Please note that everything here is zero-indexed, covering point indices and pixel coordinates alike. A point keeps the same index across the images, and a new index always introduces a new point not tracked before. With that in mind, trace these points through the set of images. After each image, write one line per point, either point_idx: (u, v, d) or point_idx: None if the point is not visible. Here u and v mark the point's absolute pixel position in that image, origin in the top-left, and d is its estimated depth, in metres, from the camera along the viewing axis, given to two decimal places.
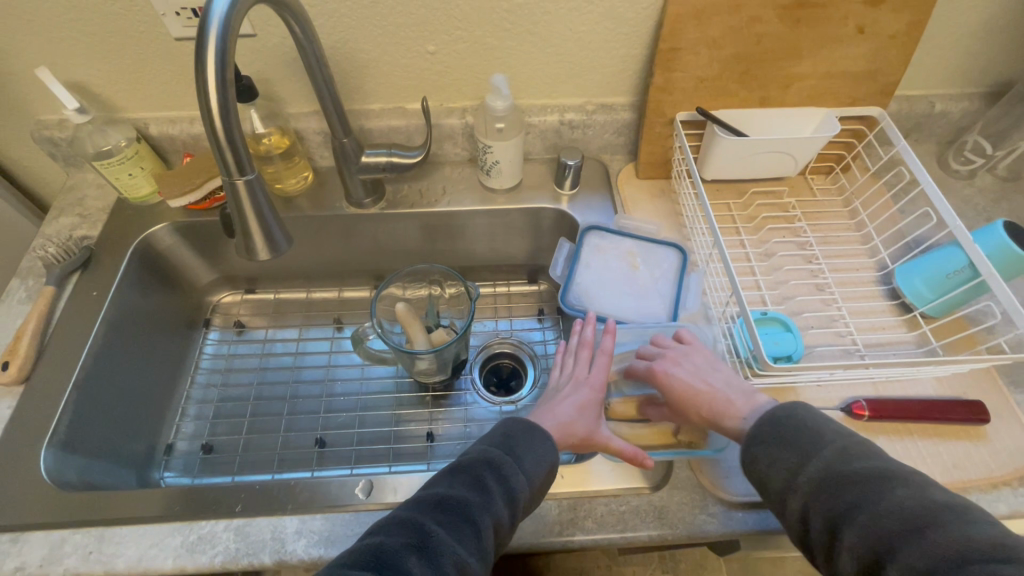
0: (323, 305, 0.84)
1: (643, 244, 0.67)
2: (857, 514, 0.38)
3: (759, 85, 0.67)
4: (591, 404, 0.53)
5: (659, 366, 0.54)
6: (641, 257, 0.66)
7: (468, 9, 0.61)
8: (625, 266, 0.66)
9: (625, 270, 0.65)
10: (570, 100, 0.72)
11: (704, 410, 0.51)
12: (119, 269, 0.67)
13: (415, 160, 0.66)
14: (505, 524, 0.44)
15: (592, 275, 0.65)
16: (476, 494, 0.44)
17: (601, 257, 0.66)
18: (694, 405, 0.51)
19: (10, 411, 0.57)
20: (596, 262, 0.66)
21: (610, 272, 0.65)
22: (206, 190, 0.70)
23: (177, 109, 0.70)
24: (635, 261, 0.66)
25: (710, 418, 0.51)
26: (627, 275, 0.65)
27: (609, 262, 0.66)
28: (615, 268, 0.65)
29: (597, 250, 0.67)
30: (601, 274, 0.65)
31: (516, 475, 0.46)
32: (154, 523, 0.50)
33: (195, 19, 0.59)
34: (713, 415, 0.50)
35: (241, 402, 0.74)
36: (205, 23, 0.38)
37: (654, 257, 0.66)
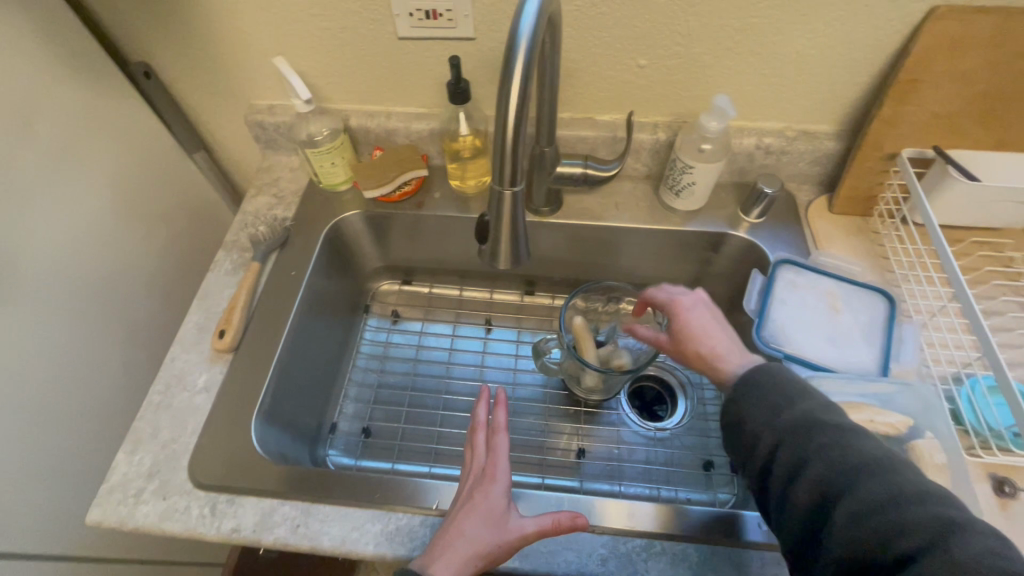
0: (473, 304, 0.85)
1: (844, 286, 0.63)
2: (891, 535, 0.33)
3: (1003, 126, 0.60)
4: (492, 504, 0.48)
5: (688, 300, 0.56)
6: (843, 300, 0.62)
7: (696, 25, 0.59)
8: (823, 308, 0.62)
9: (824, 313, 0.62)
10: (771, 124, 0.68)
11: (708, 352, 0.51)
12: (312, 251, 0.71)
13: (610, 173, 0.67)
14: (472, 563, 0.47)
15: (788, 313, 0.62)
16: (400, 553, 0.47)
17: (797, 295, 0.63)
18: (699, 343, 0.52)
19: (223, 377, 0.61)
20: (792, 300, 0.63)
21: (809, 313, 0.62)
22: (397, 183, 0.72)
23: (377, 103, 0.72)
24: (834, 304, 0.62)
25: (704, 360, 0.52)
26: (827, 318, 0.61)
27: (806, 301, 0.62)
28: (814, 310, 0.62)
29: (790, 286, 0.64)
30: (798, 313, 0.62)
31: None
32: (355, 506, 0.53)
33: (425, 20, 0.61)
34: (711, 358, 0.51)
35: (398, 391, 0.76)
36: (515, 36, 0.38)
37: (859, 302, 0.62)
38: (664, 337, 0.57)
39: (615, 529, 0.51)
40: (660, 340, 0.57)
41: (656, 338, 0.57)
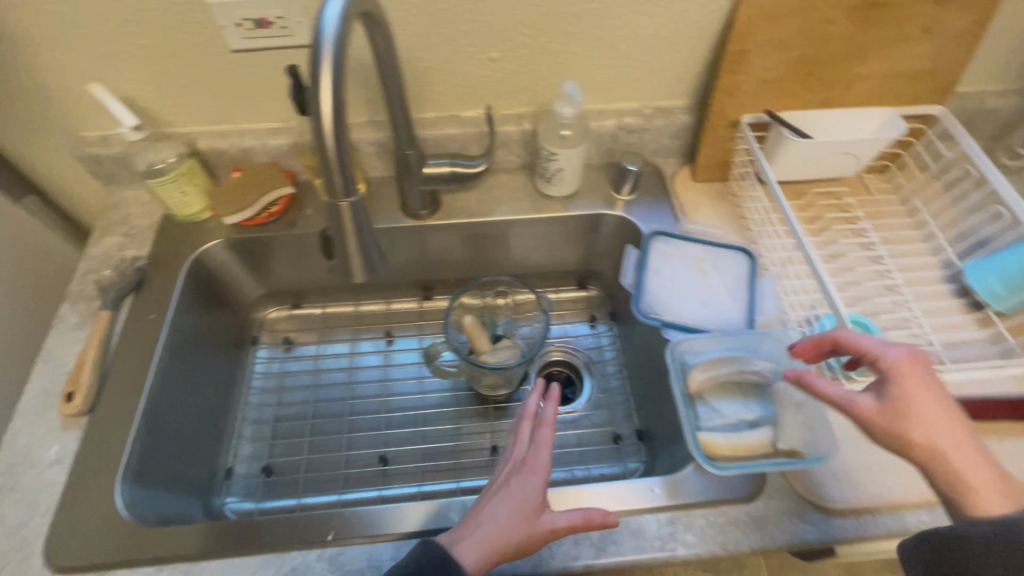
0: (371, 317, 0.82)
1: (710, 248, 0.67)
2: None
3: (823, 86, 0.66)
4: (528, 495, 0.47)
5: (909, 368, 0.44)
6: (711, 261, 0.66)
7: (537, 15, 0.59)
8: (694, 271, 0.66)
9: (696, 276, 0.65)
10: (628, 105, 0.71)
11: (943, 444, 0.41)
12: (172, 289, 0.65)
13: (478, 169, 0.66)
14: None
15: (664, 282, 0.65)
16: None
17: (670, 263, 0.66)
18: (930, 428, 0.41)
19: (77, 444, 0.55)
20: (666, 269, 0.66)
21: (682, 279, 0.65)
22: (261, 206, 0.68)
23: (225, 122, 0.67)
24: (704, 266, 0.66)
25: (939, 452, 0.41)
26: (698, 281, 0.65)
27: (679, 268, 0.66)
28: (686, 275, 0.65)
29: (663, 256, 0.67)
30: (673, 281, 0.65)
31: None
32: (240, 556, 0.49)
33: (256, 30, 0.57)
34: (946, 451, 0.41)
35: (298, 422, 0.72)
36: (319, 37, 0.36)
37: (724, 263, 0.66)
38: (868, 403, 0.43)
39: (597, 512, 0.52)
40: (862, 407, 0.43)
41: (852, 401, 0.44)
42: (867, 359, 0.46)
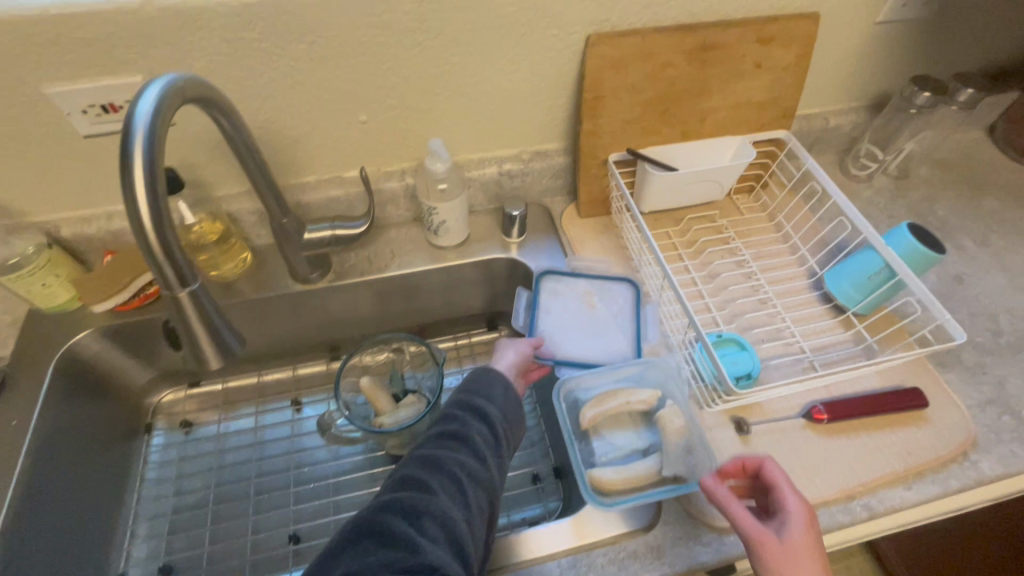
0: (277, 386, 0.79)
1: (595, 282, 0.70)
2: None
3: (678, 121, 0.71)
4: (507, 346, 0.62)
5: (811, 521, 0.45)
6: (597, 296, 0.69)
7: (396, 78, 0.61)
8: (581, 307, 0.68)
9: (582, 312, 0.68)
10: (506, 151, 0.74)
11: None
12: (38, 391, 0.61)
13: (360, 229, 0.66)
14: (487, 434, 0.51)
15: (553, 320, 0.67)
16: (453, 423, 0.51)
17: (558, 301, 0.69)
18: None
19: None
20: (555, 307, 0.68)
21: (569, 315, 0.67)
22: (134, 289, 0.65)
23: (89, 206, 0.65)
24: (589, 301, 0.69)
25: None
26: (585, 316, 0.67)
27: (566, 304, 0.68)
28: (574, 312, 0.68)
29: (552, 294, 0.69)
30: (561, 318, 0.67)
31: (495, 389, 0.55)
32: None
33: (105, 115, 0.56)
34: None
35: (199, 510, 0.68)
36: (129, 132, 0.36)
37: (609, 297, 0.69)
38: (772, 537, 0.44)
39: (523, 561, 0.51)
40: (766, 540, 0.44)
41: (757, 531, 0.44)
42: (774, 496, 0.47)
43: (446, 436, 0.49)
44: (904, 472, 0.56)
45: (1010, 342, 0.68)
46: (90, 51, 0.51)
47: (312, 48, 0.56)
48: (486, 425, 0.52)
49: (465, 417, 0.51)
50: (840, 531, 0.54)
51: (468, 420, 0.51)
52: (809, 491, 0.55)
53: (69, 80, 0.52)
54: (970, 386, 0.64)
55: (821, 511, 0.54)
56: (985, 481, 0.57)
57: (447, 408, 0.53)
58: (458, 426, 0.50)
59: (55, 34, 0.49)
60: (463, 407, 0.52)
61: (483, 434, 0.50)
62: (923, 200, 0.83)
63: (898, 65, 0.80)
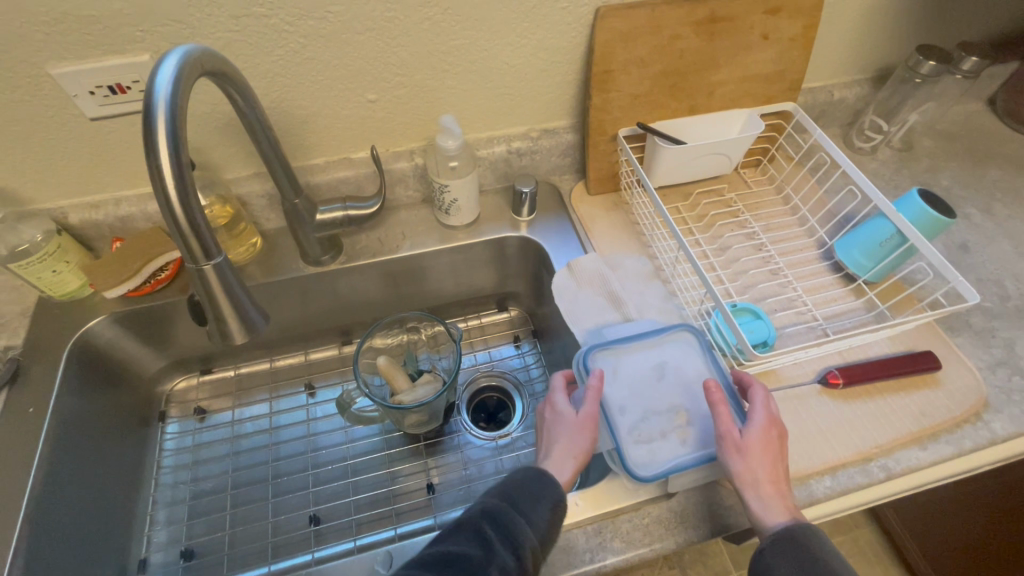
0: (290, 371, 0.79)
1: (687, 444, 0.53)
2: None
3: (687, 95, 0.71)
4: (568, 422, 0.53)
5: (776, 431, 0.50)
6: (691, 428, 0.54)
7: (406, 55, 0.60)
8: (666, 405, 0.55)
9: (644, 421, 0.54)
10: (514, 129, 0.73)
11: (766, 485, 0.47)
12: (53, 378, 0.61)
13: (372, 210, 0.66)
14: (514, 572, 0.43)
15: (620, 388, 0.56)
16: (478, 549, 0.44)
17: (685, 360, 0.58)
18: (763, 471, 0.47)
19: None
20: (661, 369, 0.58)
21: (636, 398, 0.56)
22: (145, 275, 0.64)
23: (97, 192, 0.64)
24: (643, 433, 0.53)
25: (764, 492, 0.47)
26: (640, 425, 0.54)
27: (664, 381, 0.57)
28: (650, 403, 0.55)
29: (680, 354, 0.59)
30: (634, 389, 0.56)
31: (535, 506, 0.48)
32: None
33: (113, 96, 0.55)
34: (767, 491, 0.47)
35: (217, 495, 0.68)
36: (150, 102, 0.35)
37: (666, 446, 0.53)
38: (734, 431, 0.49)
39: None
40: (727, 430, 0.49)
41: (726, 429, 0.49)
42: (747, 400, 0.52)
43: (467, 560, 0.43)
44: (919, 433, 0.57)
45: (1018, 306, 0.68)
46: (96, 30, 0.50)
47: (322, 24, 0.55)
48: (515, 558, 0.44)
49: (494, 544, 0.45)
50: (859, 492, 0.54)
51: (495, 548, 0.44)
52: (829, 453, 0.56)
53: (76, 60, 0.52)
54: (980, 349, 0.65)
55: (839, 473, 0.55)
56: (998, 440, 0.58)
57: (477, 522, 0.46)
58: (481, 554, 0.44)
59: (61, 11, 0.48)
60: (497, 530, 0.46)
61: (507, 569, 0.43)
62: (927, 170, 0.84)
63: (902, 36, 0.80)
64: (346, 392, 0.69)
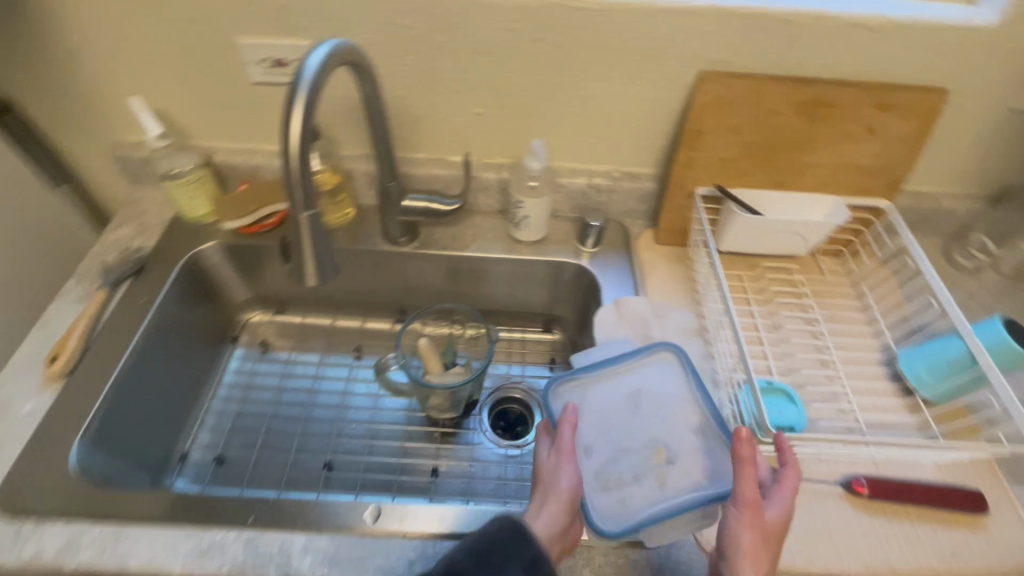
0: (345, 332, 0.87)
1: (664, 487, 0.52)
2: None
3: (774, 170, 0.72)
4: (553, 467, 0.51)
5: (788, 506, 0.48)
6: (668, 467, 0.53)
7: (515, 81, 0.68)
8: (642, 444, 0.55)
9: (614, 464, 0.54)
10: (599, 167, 0.78)
11: (766, 559, 0.45)
12: (166, 280, 0.73)
13: (450, 208, 0.73)
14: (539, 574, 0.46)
15: (586, 424, 0.57)
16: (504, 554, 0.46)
17: (662, 389, 0.60)
18: (767, 542, 0.45)
19: (51, 402, 0.61)
20: (636, 400, 0.59)
21: (609, 439, 0.56)
22: (256, 217, 0.76)
23: (241, 141, 0.77)
24: (614, 478, 0.53)
25: (763, 565, 0.44)
26: (612, 468, 0.54)
27: (640, 418, 0.58)
28: (622, 441, 0.56)
29: (661, 381, 0.60)
30: (605, 424, 0.57)
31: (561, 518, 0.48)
32: (153, 524, 0.52)
33: (275, 68, 0.67)
34: (765, 565, 0.44)
35: (257, 419, 0.77)
36: (298, 77, 0.44)
37: (640, 491, 0.52)
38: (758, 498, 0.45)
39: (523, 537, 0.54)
40: (753, 496, 0.45)
41: (750, 495, 0.45)
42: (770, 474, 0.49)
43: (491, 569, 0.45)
44: (942, 571, 0.53)
45: None
46: (279, 14, 0.62)
47: (452, 42, 0.64)
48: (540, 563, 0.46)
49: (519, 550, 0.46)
50: None
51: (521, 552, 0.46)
52: (830, 559, 0.53)
53: (257, 35, 0.64)
54: None
55: None
56: None
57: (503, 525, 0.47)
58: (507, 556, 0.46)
59: None
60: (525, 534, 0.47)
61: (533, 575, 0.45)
62: None
63: None
64: (385, 358, 0.77)
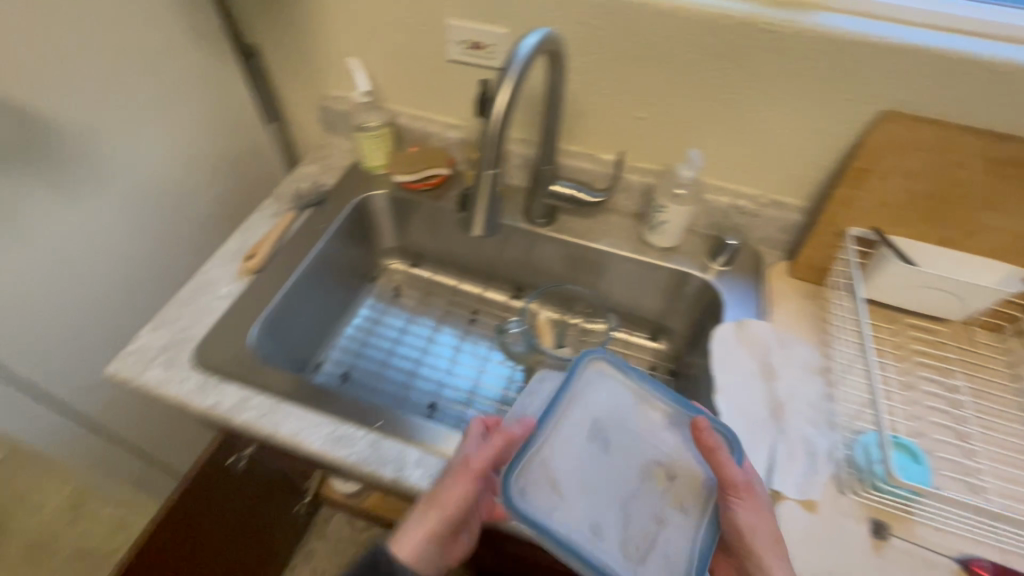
0: (466, 296, 0.95)
1: (688, 514, 0.49)
2: None
3: (941, 224, 0.68)
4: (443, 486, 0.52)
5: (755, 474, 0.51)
6: (670, 483, 0.50)
7: (685, 92, 0.71)
8: (635, 479, 0.50)
9: (627, 522, 0.48)
10: (746, 189, 0.78)
11: (775, 535, 0.49)
12: (339, 213, 0.85)
13: (594, 201, 0.78)
14: None
15: (580, 510, 0.48)
16: None
17: (614, 409, 0.54)
18: (769, 519, 0.49)
19: (240, 290, 0.74)
20: (599, 436, 0.52)
21: (605, 495, 0.49)
22: (421, 174, 0.85)
23: (422, 109, 0.87)
24: (637, 535, 0.48)
25: (773, 547, 0.48)
26: (629, 526, 0.48)
27: (614, 454, 0.51)
28: (617, 489, 0.50)
29: (608, 405, 0.54)
30: (590, 481, 0.50)
31: None
32: (302, 406, 0.62)
33: (471, 49, 0.76)
34: (778, 548, 0.48)
35: (381, 351, 0.87)
36: (511, 59, 0.53)
37: (670, 531, 0.48)
38: (747, 483, 0.48)
39: None
40: (742, 483, 0.48)
41: (738, 479, 0.48)
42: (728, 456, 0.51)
43: None
44: None
45: None
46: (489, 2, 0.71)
47: (635, 47, 0.68)
48: None
49: None
50: None
51: None
52: None
53: (465, 18, 0.73)
54: None
55: None
56: None
57: None
58: None
59: None
60: None
61: None
62: None
63: None
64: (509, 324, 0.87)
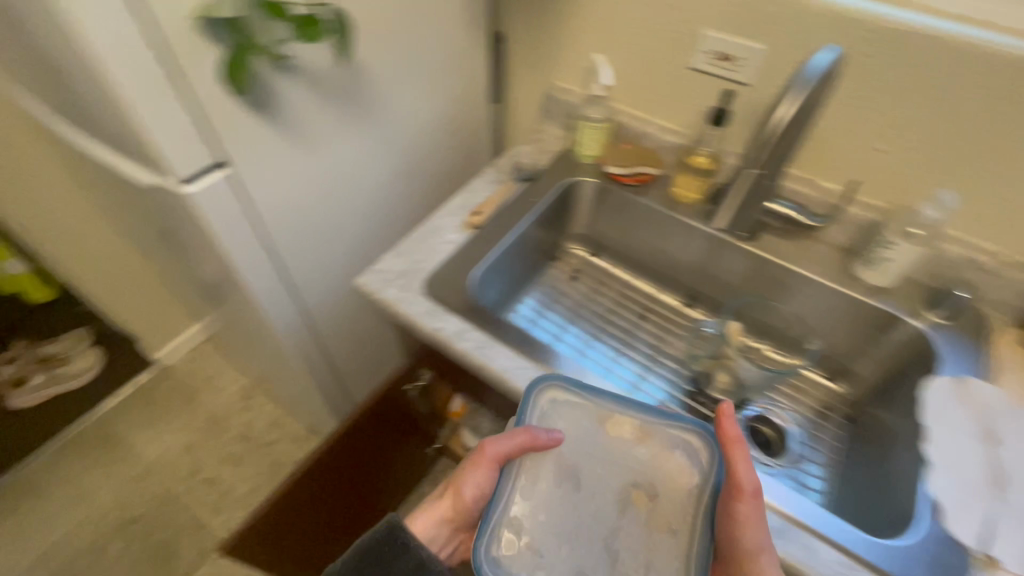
0: (638, 293, 0.97)
1: (673, 526, 0.50)
2: None
3: None
4: (454, 496, 0.62)
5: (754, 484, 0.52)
6: (649, 499, 0.51)
7: (944, 131, 0.69)
8: (614, 495, 0.52)
9: (599, 538, 0.50)
10: (982, 244, 0.75)
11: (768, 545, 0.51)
12: (548, 191, 0.91)
13: (815, 225, 0.80)
14: None
15: (558, 551, 0.50)
16: None
17: (579, 431, 0.55)
18: (764, 530, 0.50)
19: (462, 240, 0.83)
20: (570, 474, 0.53)
21: (575, 523, 0.51)
22: (632, 168, 0.91)
23: (645, 111, 0.93)
24: (606, 547, 0.50)
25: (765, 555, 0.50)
26: (598, 537, 0.50)
27: (596, 466, 0.53)
28: (596, 525, 0.51)
29: (574, 425, 0.56)
30: (560, 510, 0.51)
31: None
32: (513, 349, 0.69)
33: (718, 61, 0.80)
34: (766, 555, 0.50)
35: (555, 325, 0.92)
36: (807, 68, 0.60)
37: (661, 552, 0.49)
38: (746, 483, 0.51)
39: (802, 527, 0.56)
40: (744, 481, 0.52)
41: (742, 478, 0.52)
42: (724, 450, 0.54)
43: None
44: None
45: None
46: (755, 18, 0.73)
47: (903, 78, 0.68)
48: None
49: None
50: None
51: None
52: None
53: (723, 30, 0.77)
54: None
55: None
56: None
57: None
58: None
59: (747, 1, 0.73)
60: None
61: None
62: None
63: None
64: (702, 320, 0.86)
